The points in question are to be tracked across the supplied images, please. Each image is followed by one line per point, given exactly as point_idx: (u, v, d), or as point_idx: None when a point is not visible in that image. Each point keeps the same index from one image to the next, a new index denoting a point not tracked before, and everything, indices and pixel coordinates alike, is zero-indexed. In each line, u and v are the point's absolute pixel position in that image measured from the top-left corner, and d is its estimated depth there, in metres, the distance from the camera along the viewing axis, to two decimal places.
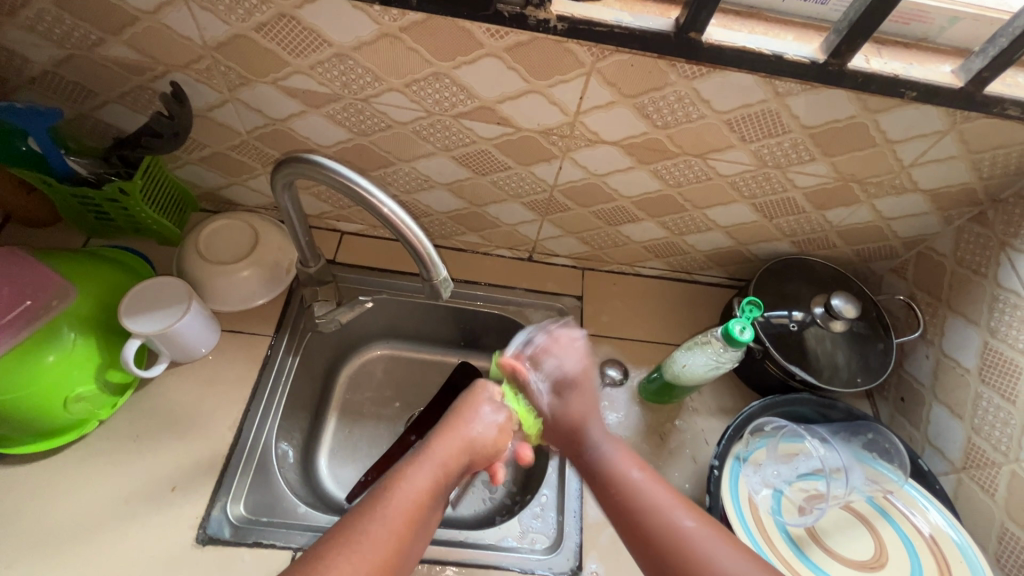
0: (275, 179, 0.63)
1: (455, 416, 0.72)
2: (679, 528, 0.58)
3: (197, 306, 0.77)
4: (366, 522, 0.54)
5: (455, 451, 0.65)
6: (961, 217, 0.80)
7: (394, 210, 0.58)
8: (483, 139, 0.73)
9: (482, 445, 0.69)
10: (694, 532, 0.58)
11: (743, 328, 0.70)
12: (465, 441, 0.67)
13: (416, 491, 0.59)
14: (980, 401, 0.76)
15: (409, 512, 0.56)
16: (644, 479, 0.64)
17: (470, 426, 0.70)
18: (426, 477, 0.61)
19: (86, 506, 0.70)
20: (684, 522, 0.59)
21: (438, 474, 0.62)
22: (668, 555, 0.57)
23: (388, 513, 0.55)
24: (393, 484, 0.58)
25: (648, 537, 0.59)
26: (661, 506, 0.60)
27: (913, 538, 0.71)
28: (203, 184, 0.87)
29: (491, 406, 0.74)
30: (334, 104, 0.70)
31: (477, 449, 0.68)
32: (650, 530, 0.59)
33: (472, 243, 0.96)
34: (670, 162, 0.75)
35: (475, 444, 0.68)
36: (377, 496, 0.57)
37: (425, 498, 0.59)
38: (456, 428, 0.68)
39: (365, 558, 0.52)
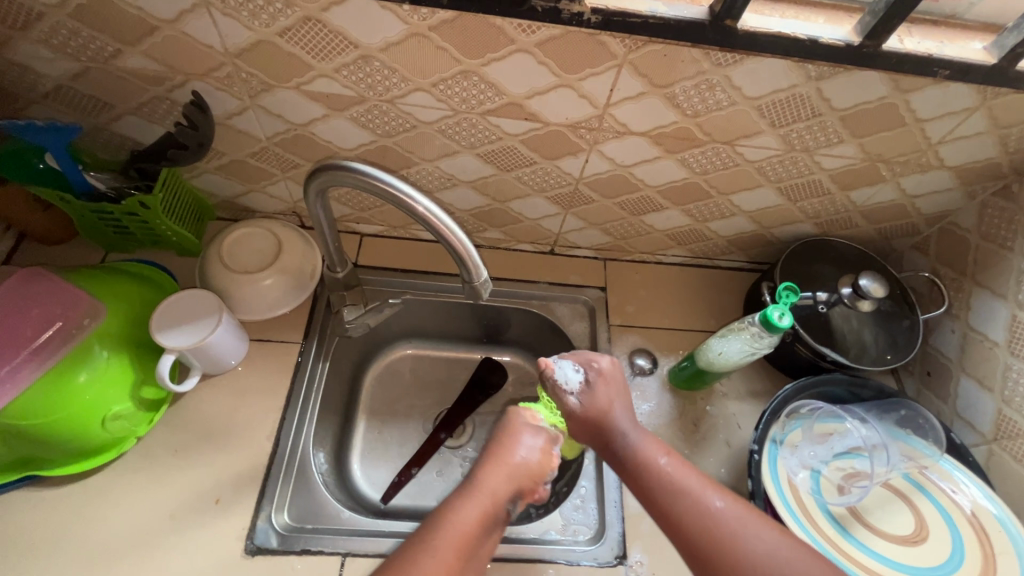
0: (308, 188, 0.62)
1: (496, 443, 0.70)
2: (710, 512, 0.59)
3: (228, 316, 0.76)
4: (420, 555, 0.56)
5: (502, 477, 0.65)
6: (985, 192, 0.81)
7: (431, 208, 0.58)
8: (509, 136, 0.72)
9: (527, 467, 0.68)
10: (724, 517, 0.58)
11: (782, 314, 0.70)
12: (509, 466, 0.67)
13: (467, 521, 0.60)
14: (1010, 372, 0.77)
15: (461, 541, 0.58)
16: (672, 465, 0.64)
17: (515, 448, 0.69)
18: (475, 507, 0.62)
19: (132, 523, 0.70)
20: (713, 502, 0.59)
21: (487, 504, 0.63)
22: (700, 539, 0.58)
23: (442, 542, 0.57)
24: (441, 517, 0.60)
25: (676, 519, 0.59)
26: (690, 490, 0.61)
27: (952, 511, 0.72)
28: (220, 193, 0.86)
29: (529, 432, 0.71)
30: (358, 106, 0.69)
31: (525, 471, 0.67)
32: (682, 514, 0.59)
33: (493, 239, 0.96)
34: (697, 150, 0.74)
35: (521, 467, 0.67)
36: (426, 531, 0.59)
37: (474, 529, 0.60)
38: (500, 454, 0.68)
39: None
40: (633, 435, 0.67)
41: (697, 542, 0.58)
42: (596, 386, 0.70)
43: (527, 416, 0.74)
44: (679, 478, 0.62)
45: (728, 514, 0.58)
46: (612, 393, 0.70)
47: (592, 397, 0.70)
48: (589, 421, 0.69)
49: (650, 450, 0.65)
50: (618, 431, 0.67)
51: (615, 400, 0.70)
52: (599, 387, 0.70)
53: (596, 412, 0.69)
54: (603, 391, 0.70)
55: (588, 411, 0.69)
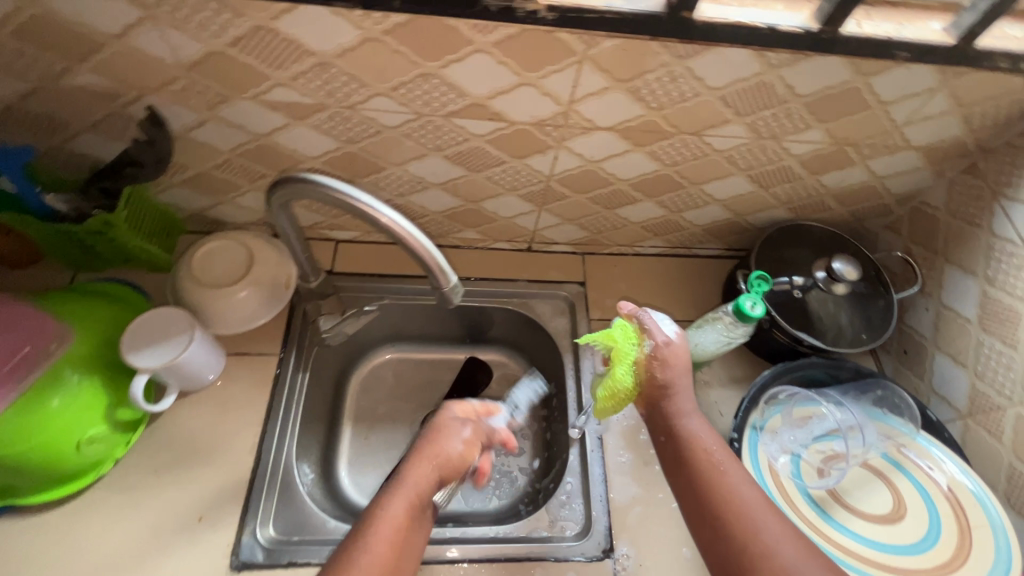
0: (269, 202, 0.61)
1: (421, 440, 0.69)
2: (739, 499, 0.59)
3: (200, 332, 0.75)
4: (351, 552, 0.56)
5: (427, 472, 0.65)
6: (952, 170, 0.81)
7: (395, 220, 0.58)
8: (476, 136, 0.72)
9: (452, 459, 0.67)
10: (749, 505, 0.58)
11: (754, 304, 0.71)
12: (432, 460, 0.66)
13: (395, 518, 0.59)
14: (981, 348, 0.78)
15: (391, 536, 0.58)
16: (720, 451, 0.64)
17: (442, 440, 0.68)
18: (402, 505, 0.61)
19: (113, 546, 0.69)
20: (742, 491, 0.60)
21: (414, 496, 0.62)
22: (722, 518, 0.58)
23: (371, 539, 0.57)
24: (371, 516, 0.59)
25: (707, 501, 0.60)
26: (726, 475, 0.61)
27: (928, 487, 0.73)
28: (188, 207, 0.85)
29: (455, 424, 0.71)
30: (319, 114, 0.68)
31: (451, 465, 0.67)
32: (712, 496, 0.60)
33: (470, 239, 0.95)
34: (666, 142, 0.74)
35: (448, 458, 0.67)
36: (360, 528, 0.59)
37: (403, 524, 0.60)
38: (426, 449, 0.67)
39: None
40: (692, 422, 0.66)
41: (719, 521, 0.58)
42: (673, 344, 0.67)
43: (456, 409, 0.74)
44: (721, 464, 0.62)
45: (751, 503, 0.59)
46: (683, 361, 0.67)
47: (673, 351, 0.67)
48: (654, 383, 0.67)
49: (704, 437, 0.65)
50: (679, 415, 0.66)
51: (687, 366, 0.67)
52: (679, 347, 0.68)
53: (673, 368, 0.67)
54: (678, 355, 0.67)
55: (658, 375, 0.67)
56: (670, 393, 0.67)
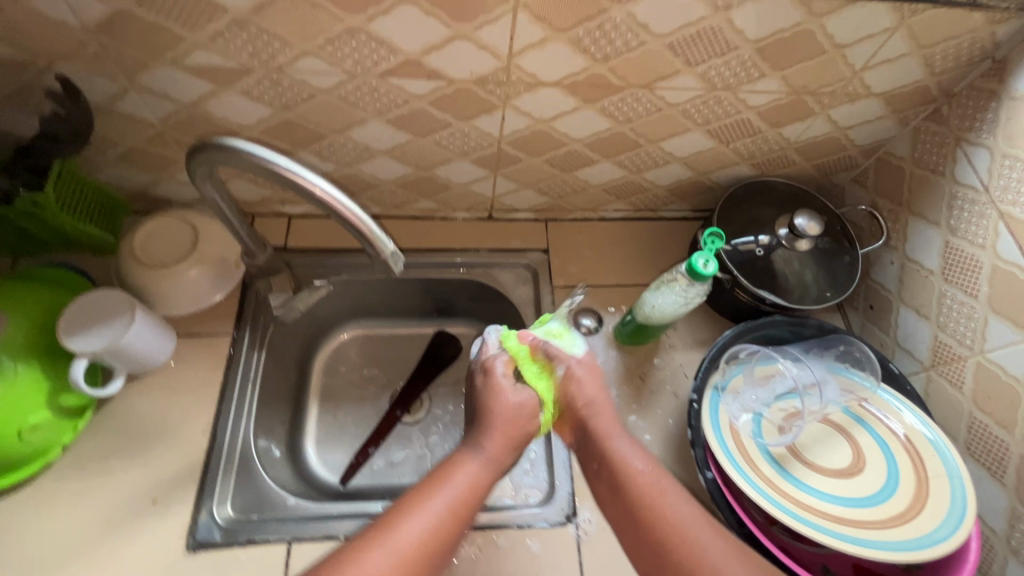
0: (193, 171, 0.58)
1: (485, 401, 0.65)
2: (676, 518, 0.57)
3: (143, 313, 0.73)
4: (426, 499, 0.56)
5: (507, 440, 0.63)
6: (917, 117, 0.79)
7: (329, 191, 0.55)
8: (416, 97, 0.68)
9: (524, 425, 0.64)
10: (688, 522, 0.57)
11: (707, 261, 0.70)
12: (508, 429, 0.63)
13: (475, 479, 0.59)
14: (944, 299, 0.77)
15: (468, 494, 0.58)
16: (647, 466, 0.61)
17: (510, 404, 0.65)
18: (481, 467, 0.60)
19: (65, 532, 0.67)
20: (679, 507, 0.58)
21: (492, 463, 0.61)
22: (664, 540, 0.56)
23: (449, 491, 0.57)
24: (449, 472, 0.59)
25: (643, 524, 0.57)
26: (660, 494, 0.59)
27: (888, 440, 0.72)
28: (128, 184, 0.81)
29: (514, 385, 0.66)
30: (246, 78, 0.64)
31: (523, 429, 0.64)
32: (648, 516, 0.57)
33: (427, 209, 0.92)
34: (616, 97, 0.71)
35: (518, 424, 0.64)
36: (435, 480, 0.58)
37: (481, 487, 0.59)
38: (498, 415, 0.64)
39: (433, 534, 0.54)
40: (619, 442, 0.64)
41: (662, 548, 0.56)
42: (575, 369, 0.69)
43: (502, 367, 0.68)
44: (653, 481, 0.60)
45: (691, 520, 0.57)
46: (594, 381, 0.69)
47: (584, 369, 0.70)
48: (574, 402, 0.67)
49: (628, 452, 0.63)
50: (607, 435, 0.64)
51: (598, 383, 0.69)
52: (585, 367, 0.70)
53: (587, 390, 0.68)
54: (587, 378, 0.69)
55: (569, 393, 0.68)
56: (594, 410, 0.66)
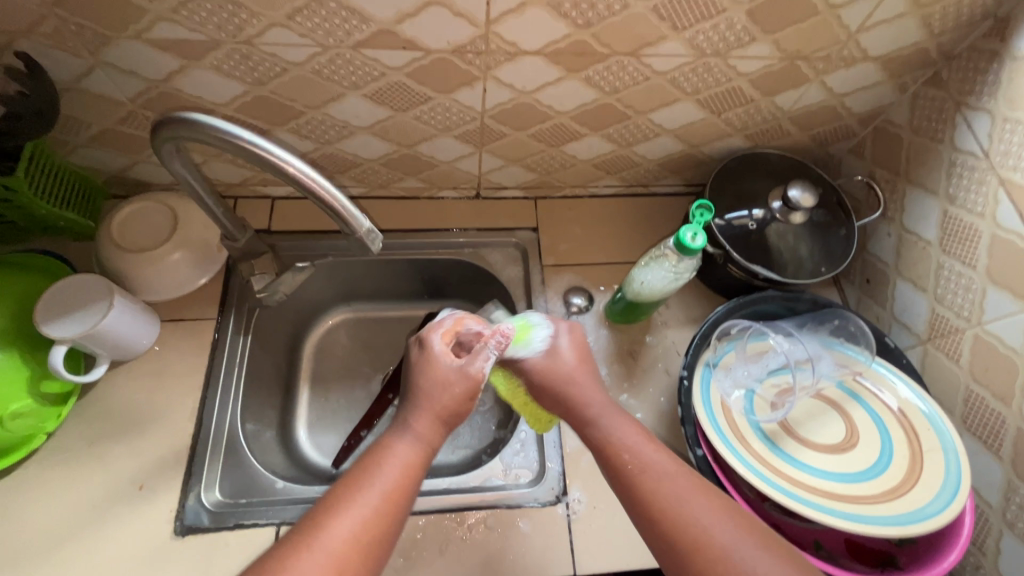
0: (160, 148, 0.57)
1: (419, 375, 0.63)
2: (670, 494, 0.55)
3: (122, 298, 0.71)
4: (357, 491, 0.52)
5: (440, 421, 0.60)
6: (915, 83, 0.76)
7: (301, 168, 0.53)
8: (392, 69, 0.66)
9: (456, 401, 0.62)
10: (682, 498, 0.54)
11: (694, 235, 0.67)
12: (440, 408, 0.61)
13: (406, 462, 0.56)
14: (942, 270, 0.75)
15: (401, 480, 0.54)
16: (640, 444, 0.60)
17: (444, 379, 0.62)
18: (413, 450, 0.57)
19: (52, 518, 0.67)
20: (673, 483, 0.56)
21: (423, 445, 0.58)
22: (659, 522, 0.54)
23: (380, 479, 0.54)
24: (379, 458, 0.56)
25: (639, 504, 0.56)
26: (652, 471, 0.57)
27: (883, 415, 0.71)
28: (104, 167, 0.79)
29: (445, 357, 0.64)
30: (215, 52, 0.62)
31: (453, 405, 0.62)
32: (642, 494, 0.56)
33: (413, 188, 0.90)
34: (601, 66, 0.68)
35: (448, 399, 0.62)
36: (365, 470, 0.55)
37: (415, 470, 0.56)
38: (430, 392, 0.62)
39: (366, 529, 0.50)
40: (607, 423, 0.62)
41: (660, 525, 0.54)
42: (561, 343, 0.70)
43: (441, 340, 0.66)
44: (646, 459, 0.58)
45: (682, 496, 0.54)
46: (576, 365, 0.69)
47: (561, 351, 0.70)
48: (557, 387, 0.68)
49: (620, 430, 0.61)
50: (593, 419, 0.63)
51: (577, 366, 0.69)
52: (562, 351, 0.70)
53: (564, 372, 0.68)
54: (571, 362, 0.69)
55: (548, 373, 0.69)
56: (575, 394, 0.67)
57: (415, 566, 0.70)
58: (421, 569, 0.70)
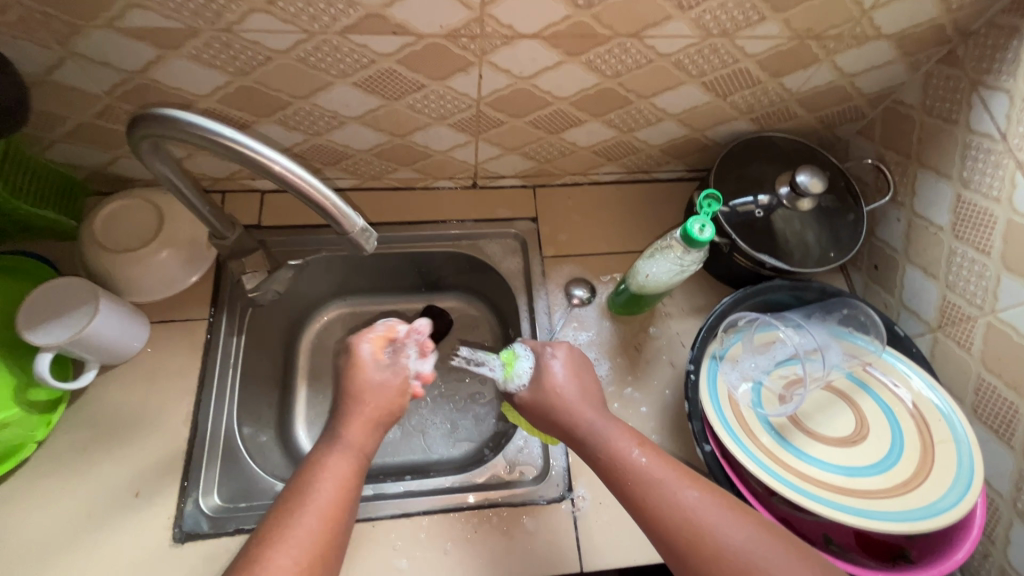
0: (138, 147, 0.54)
1: (345, 387, 0.64)
2: (680, 505, 0.54)
3: (108, 302, 0.69)
4: (295, 511, 0.52)
5: (368, 427, 0.61)
6: (929, 61, 0.73)
7: (289, 167, 0.50)
8: (382, 56, 0.63)
9: (386, 405, 0.63)
10: (699, 508, 0.53)
11: (702, 227, 0.65)
12: (369, 413, 0.62)
13: (342, 473, 0.56)
14: (954, 257, 0.73)
15: (338, 492, 0.54)
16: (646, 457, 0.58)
17: (371, 386, 0.64)
18: (346, 459, 0.57)
19: (46, 527, 0.66)
20: (686, 495, 0.54)
21: (357, 454, 0.58)
22: (677, 539, 0.53)
23: (317, 496, 0.53)
24: (313, 473, 0.55)
25: (650, 520, 0.54)
26: (660, 484, 0.55)
27: (893, 405, 0.70)
28: (83, 164, 0.76)
29: (375, 363, 0.65)
30: (193, 40, 0.59)
31: (384, 410, 0.63)
32: (654, 510, 0.54)
33: (407, 179, 0.87)
34: (603, 49, 0.65)
35: (379, 401, 0.63)
36: (299, 487, 0.54)
37: (352, 480, 0.56)
38: (353, 401, 0.62)
39: (308, 547, 0.50)
40: (605, 427, 0.61)
41: (670, 537, 0.53)
42: (553, 365, 0.67)
43: (369, 344, 0.67)
44: (650, 473, 0.56)
45: (702, 505, 0.54)
46: (576, 386, 0.65)
47: (556, 375, 0.66)
48: (559, 411, 0.64)
49: (622, 443, 0.59)
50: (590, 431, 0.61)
51: (575, 387, 0.65)
52: (557, 373, 0.66)
53: (563, 397, 0.64)
54: (568, 384, 0.65)
55: (546, 394, 0.65)
56: (574, 416, 0.63)
57: (420, 567, 0.69)
58: (425, 570, 0.69)
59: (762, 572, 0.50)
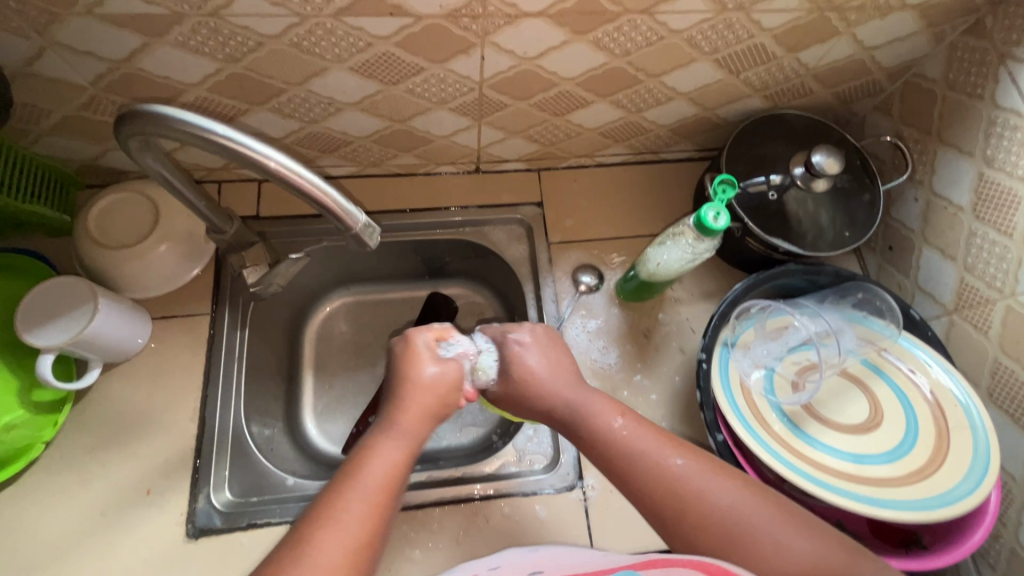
0: (126, 145, 0.52)
1: (399, 378, 0.61)
2: (672, 474, 0.52)
3: (106, 300, 0.67)
4: (341, 499, 0.48)
5: (425, 416, 0.58)
6: (954, 31, 0.69)
7: (285, 163, 0.48)
8: (379, 39, 0.59)
9: (443, 397, 0.60)
10: (689, 476, 0.52)
11: (717, 215, 0.63)
12: (426, 402, 0.59)
13: (392, 459, 0.52)
14: (974, 238, 0.70)
15: (386, 483, 0.50)
16: (629, 428, 0.56)
17: (424, 374, 0.60)
18: (398, 445, 0.54)
19: (60, 526, 0.66)
20: (673, 464, 0.53)
21: (411, 440, 0.55)
22: (666, 509, 0.51)
23: (364, 484, 0.49)
24: (361, 459, 0.52)
25: (641, 492, 0.53)
26: (645, 456, 0.54)
27: (907, 391, 0.69)
28: (73, 156, 0.73)
29: (433, 360, 0.62)
30: (179, 27, 0.56)
31: (442, 402, 0.60)
32: (642, 482, 0.53)
33: (409, 165, 0.84)
34: (611, 26, 0.62)
35: (435, 391, 0.60)
36: (345, 474, 0.50)
37: (402, 466, 0.52)
38: (410, 390, 0.59)
39: (353, 537, 0.46)
40: (589, 402, 0.59)
41: (663, 509, 0.51)
42: (524, 353, 0.64)
43: (426, 336, 0.64)
44: (636, 444, 0.55)
45: (693, 476, 0.52)
46: (556, 369, 0.63)
47: (529, 361, 0.64)
48: (537, 397, 0.62)
49: (604, 414, 0.58)
50: (570, 408, 0.60)
51: (551, 369, 0.63)
52: (529, 359, 0.64)
53: (539, 381, 0.62)
54: (543, 366, 0.63)
55: (516, 379, 0.63)
56: (554, 400, 0.61)
57: (432, 558, 0.69)
58: (438, 560, 0.69)
59: (756, 537, 0.48)
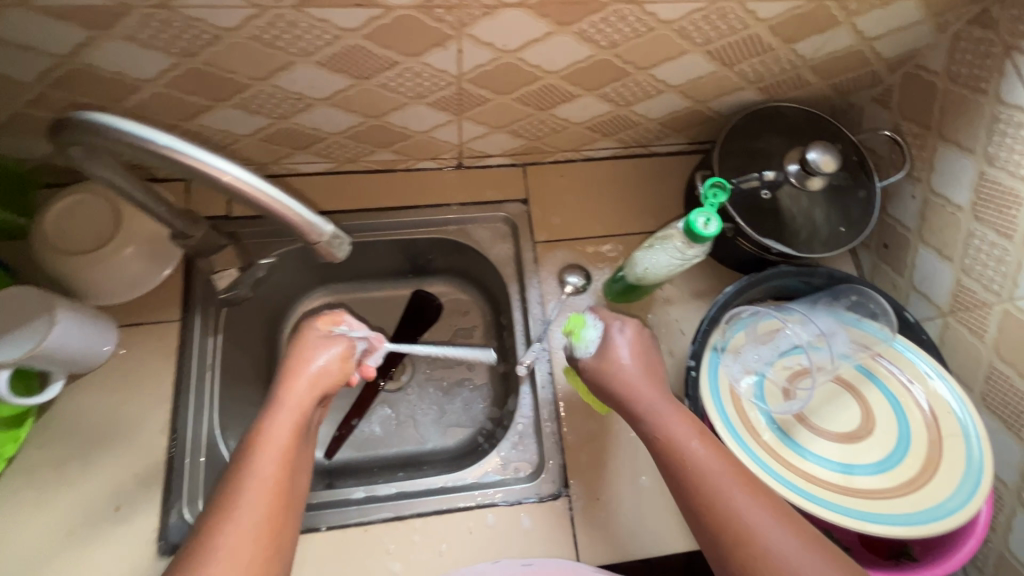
0: (70, 153, 0.48)
1: (288, 361, 0.59)
2: (732, 509, 0.50)
3: (66, 311, 0.63)
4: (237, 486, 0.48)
5: (312, 392, 0.56)
6: (958, 21, 0.66)
7: (241, 177, 0.45)
8: (347, 32, 0.55)
9: (332, 376, 0.59)
10: (748, 514, 0.49)
11: (707, 221, 0.61)
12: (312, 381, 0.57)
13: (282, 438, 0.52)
14: (972, 239, 0.68)
15: (280, 464, 0.50)
16: (705, 452, 0.53)
17: (311, 357, 0.59)
18: (288, 423, 0.53)
19: (26, 544, 0.63)
20: (735, 496, 0.50)
21: (299, 417, 0.54)
22: (722, 538, 0.49)
23: (259, 468, 0.49)
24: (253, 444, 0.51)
25: (701, 514, 0.51)
26: (713, 481, 0.51)
27: (900, 397, 0.68)
28: (26, 155, 0.69)
29: (323, 341, 0.60)
30: (126, 18, 0.51)
31: (332, 380, 0.58)
32: (705, 507, 0.51)
33: (387, 161, 0.80)
34: (597, 16, 0.58)
35: (323, 372, 0.58)
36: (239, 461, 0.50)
37: (293, 443, 0.52)
38: (295, 371, 0.57)
39: (253, 519, 0.46)
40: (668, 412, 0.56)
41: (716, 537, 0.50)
42: (618, 341, 0.62)
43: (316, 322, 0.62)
44: (706, 468, 0.52)
45: (754, 513, 0.49)
46: (642, 366, 0.60)
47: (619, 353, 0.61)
48: (614, 393, 0.60)
49: (682, 429, 0.55)
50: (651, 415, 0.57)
51: (640, 368, 0.60)
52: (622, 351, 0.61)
53: (624, 379, 0.60)
54: (632, 362, 0.61)
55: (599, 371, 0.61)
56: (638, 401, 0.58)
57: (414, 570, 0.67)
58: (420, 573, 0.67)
59: None
